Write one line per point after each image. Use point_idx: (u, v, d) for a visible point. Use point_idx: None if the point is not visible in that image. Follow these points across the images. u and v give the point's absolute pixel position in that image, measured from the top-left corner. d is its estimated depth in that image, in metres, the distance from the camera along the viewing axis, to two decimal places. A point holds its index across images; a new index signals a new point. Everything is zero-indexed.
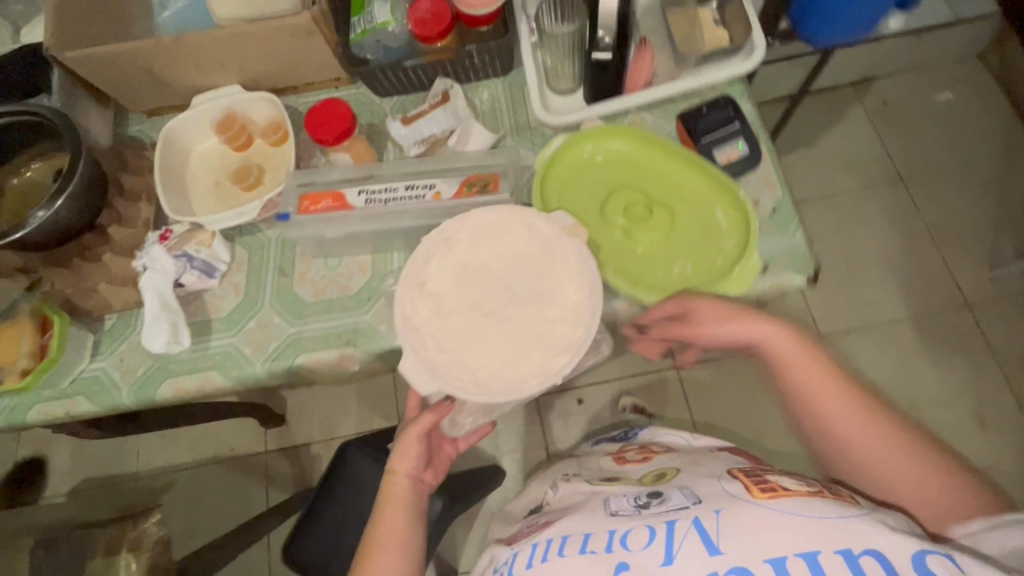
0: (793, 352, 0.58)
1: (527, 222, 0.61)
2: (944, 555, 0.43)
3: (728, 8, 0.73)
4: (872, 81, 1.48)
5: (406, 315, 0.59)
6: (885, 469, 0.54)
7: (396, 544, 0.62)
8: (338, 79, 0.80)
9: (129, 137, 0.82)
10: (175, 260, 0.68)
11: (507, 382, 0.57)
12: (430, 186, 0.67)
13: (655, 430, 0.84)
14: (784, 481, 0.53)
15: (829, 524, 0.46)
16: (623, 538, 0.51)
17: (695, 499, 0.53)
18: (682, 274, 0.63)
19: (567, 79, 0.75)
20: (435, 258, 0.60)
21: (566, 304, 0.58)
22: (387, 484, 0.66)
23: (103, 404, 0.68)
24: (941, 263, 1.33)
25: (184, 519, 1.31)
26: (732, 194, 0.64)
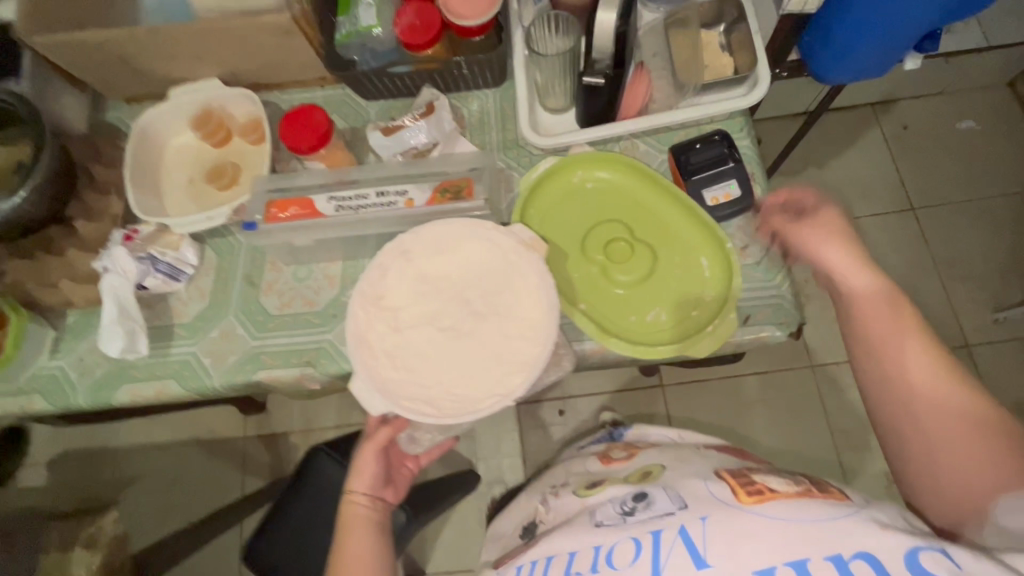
0: (878, 295, 0.52)
1: (487, 234, 0.58)
2: (938, 550, 0.38)
3: (735, 35, 0.70)
4: (893, 102, 1.40)
5: (359, 332, 0.56)
6: (944, 444, 0.46)
7: (359, 564, 0.58)
8: (322, 78, 0.76)
9: (105, 124, 0.79)
10: (138, 262, 0.66)
11: (462, 403, 0.55)
12: (402, 192, 0.64)
13: (642, 426, 0.77)
14: (772, 481, 0.49)
15: (815, 527, 0.41)
16: (609, 555, 0.47)
17: (680, 502, 0.49)
18: (654, 321, 0.60)
19: (559, 97, 0.72)
20: (392, 272, 0.57)
21: (526, 320, 0.55)
22: (346, 506, 0.63)
23: (57, 404, 0.67)
24: (946, 300, 1.26)
25: (158, 504, 1.23)
26: (718, 244, 0.61)
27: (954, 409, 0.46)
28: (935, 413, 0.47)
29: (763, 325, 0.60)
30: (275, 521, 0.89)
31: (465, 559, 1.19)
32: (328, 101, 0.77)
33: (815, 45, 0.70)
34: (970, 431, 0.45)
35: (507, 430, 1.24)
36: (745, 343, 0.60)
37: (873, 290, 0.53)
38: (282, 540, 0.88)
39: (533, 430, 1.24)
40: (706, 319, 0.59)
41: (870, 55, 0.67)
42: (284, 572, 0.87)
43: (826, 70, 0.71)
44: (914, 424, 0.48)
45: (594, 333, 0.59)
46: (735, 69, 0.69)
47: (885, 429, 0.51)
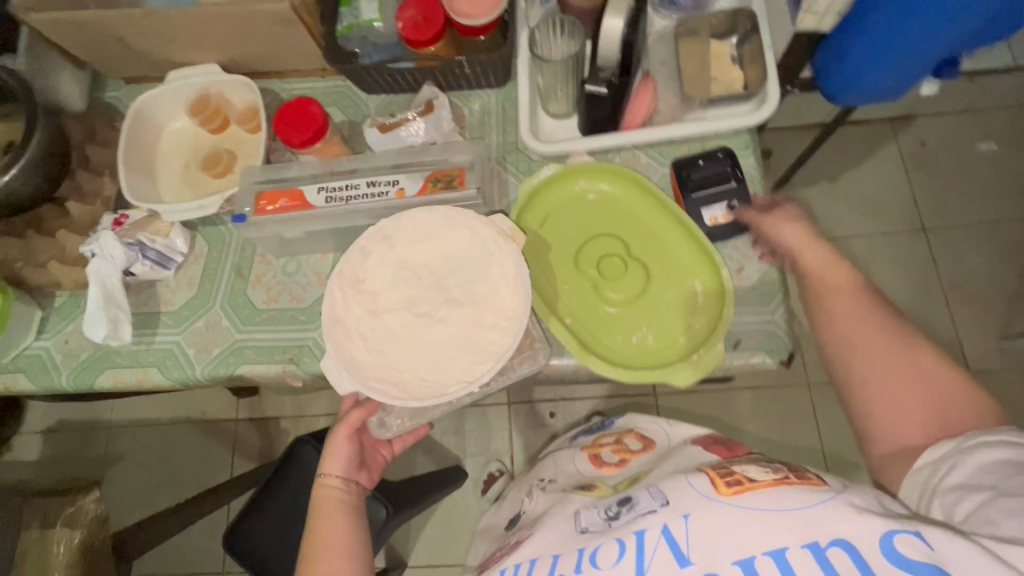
0: (827, 267, 0.56)
1: (469, 224, 0.57)
2: (912, 532, 0.36)
3: (747, 48, 0.68)
4: (912, 117, 1.35)
5: (335, 313, 0.55)
6: (900, 393, 0.49)
7: (337, 547, 0.54)
8: (324, 69, 0.75)
9: (103, 104, 0.78)
10: (126, 249, 0.65)
11: (430, 389, 0.54)
12: (392, 182, 0.62)
13: (634, 415, 0.70)
14: (749, 469, 0.44)
15: (794, 517, 0.38)
16: (593, 556, 0.43)
17: (661, 497, 0.44)
18: (640, 343, 0.59)
19: (561, 101, 0.70)
20: (372, 256, 0.57)
21: (502, 310, 0.55)
22: (318, 488, 0.59)
23: (41, 385, 0.67)
24: (950, 325, 1.23)
25: (147, 479, 1.25)
26: (716, 270, 0.60)
27: (907, 364, 0.49)
28: (893, 368, 0.49)
29: (753, 351, 0.58)
30: (255, 510, 0.89)
31: (447, 555, 1.17)
32: (328, 92, 0.76)
33: (826, 65, 0.70)
34: (922, 380, 0.49)
35: (497, 429, 1.22)
36: (734, 369, 0.59)
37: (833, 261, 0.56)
38: (260, 530, 0.88)
39: (520, 430, 1.21)
40: (694, 347, 0.58)
41: (883, 77, 0.66)
42: (260, 561, 0.87)
43: (836, 90, 0.71)
44: (874, 380, 0.50)
45: (574, 350, 0.58)
46: (745, 84, 0.67)
47: (843, 387, 0.52)
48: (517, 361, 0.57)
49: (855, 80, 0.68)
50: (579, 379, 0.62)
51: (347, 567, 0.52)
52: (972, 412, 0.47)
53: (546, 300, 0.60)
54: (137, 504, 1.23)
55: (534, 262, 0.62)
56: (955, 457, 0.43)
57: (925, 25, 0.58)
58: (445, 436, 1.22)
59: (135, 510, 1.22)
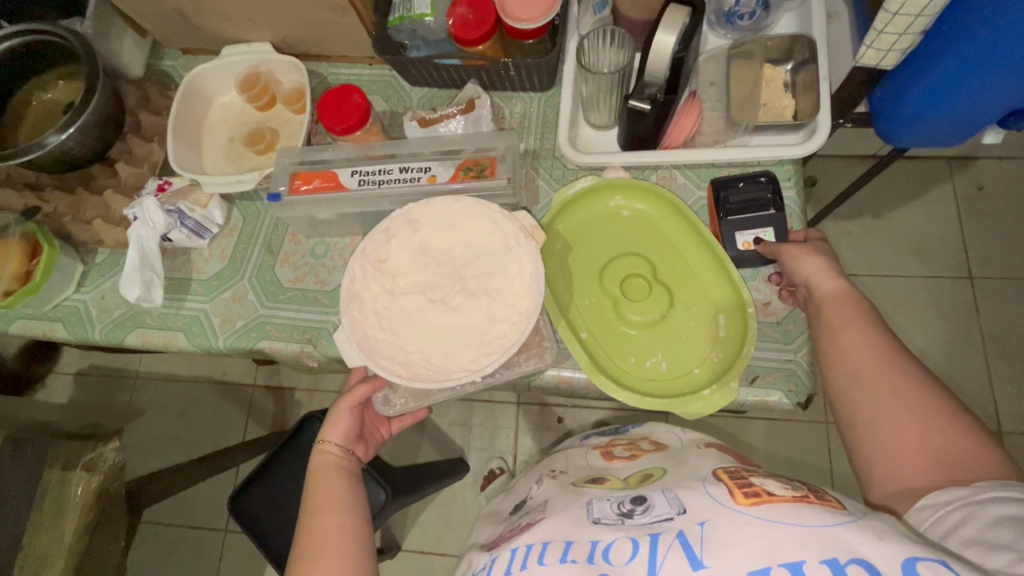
0: (843, 303, 0.53)
1: (493, 216, 0.55)
2: (936, 560, 0.34)
3: (801, 76, 0.65)
4: (972, 159, 1.29)
5: (353, 288, 0.54)
6: (905, 437, 0.45)
7: (332, 508, 0.53)
8: (372, 57, 0.76)
9: (159, 72, 0.81)
10: (166, 215, 0.67)
11: (435, 373, 0.53)
12: (425, 169, 0.63)
13: (654, 424, 0.65)
14: (769, 483, 0.43)
15: (813, 532, 0.36)
16: (605, 550, 0.40)
17: (677, 505, 0.42)
18: (652, 368, 0.58)
19: (604, 113, 0.69)
20: (396, 238, 0.56)
21: (514, 306, 0.54)
22: (315, 454, 0.58)
23: (76, 335, 0.70)
24: (985, 380, 1.18)
25: (163, 432, 1.30)
26: (743, 306, 0.59)
27: (916, 403, 0.46)
28: (896, 405, 0.47)
29: (769, 389, 0.57)
30: (261, 480, 0.91)
31: (440, 544, 1.18)
32: (373, 80, 0.77)
33: (884, 103, 0.66)
34: (930, 420, 0.45)
35: (503, 426, 1.22)
36: (747, 404, 0.58)
37: (843, 290, 0.53)
38: (263, 498, 0.91)
39: (526, 431, 1.21)
40: (708, 380, 0.57)
41: (947, 120, 0.63)
42: (259, 527, 0.89)
43: (893, 132, 0.68)
44: (876, 417, 0.47)
45: (586, 367, 0.57)
46: (795, 113, 0.65)
47: (843, 419, 0.50)
48: (522, 356, 0.57)
49: (912, 120, 0.64)
50: (588, 394, 0.62)
51: (345, 522, 0.52)
52: (986, 458, 0.43)
53: (563, 312, 0.60)
54: (153, 454, 1.28)
55: (556, 273, 0.62)
56: (965, 509, 0.40)
57: (1004, 68, 0.55)
58: (451, 428, 1.23)
59: (149, 460, 1.28)
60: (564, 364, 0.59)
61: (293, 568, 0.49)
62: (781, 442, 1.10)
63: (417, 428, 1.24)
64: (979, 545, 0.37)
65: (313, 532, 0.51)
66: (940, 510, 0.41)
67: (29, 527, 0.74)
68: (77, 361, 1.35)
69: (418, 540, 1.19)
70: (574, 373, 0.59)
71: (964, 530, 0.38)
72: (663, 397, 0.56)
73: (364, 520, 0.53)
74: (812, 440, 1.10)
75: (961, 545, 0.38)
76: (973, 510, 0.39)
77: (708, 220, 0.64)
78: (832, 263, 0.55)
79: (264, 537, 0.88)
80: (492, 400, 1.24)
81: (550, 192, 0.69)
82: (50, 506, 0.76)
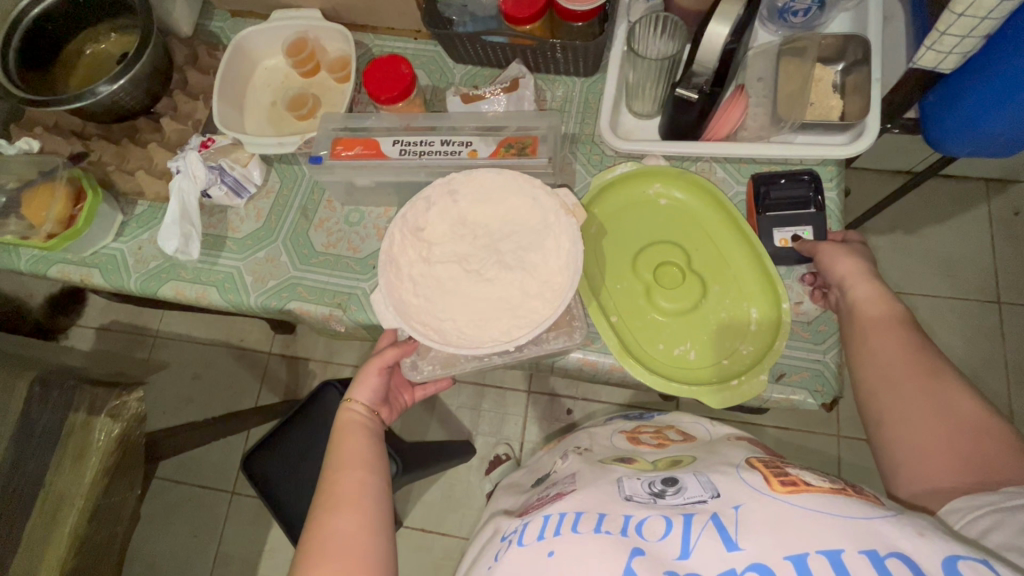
0: (878, 304, 0.53)
1: (534, 191, 0.55)
2: (978, 560, 0.34)
3: (852, 76, 0.65)
4: (1011, 182, 1.26)
5: (391, 251, 0.55)
6: (935, 440, 0.45)
7: (355, 465, 0.54)
8: (418, 31, 0.77)
9: (208, 32, 0.82)
10: (208, 171, 0.68)
11: (467, 342, 0.54)
12: (466, 143, 0.64)
13: (681, 414, 0.64)
14: (805, 474, 0.43)
15: (852, 523, 0.36)
16: (639, 525, 0.40)
17: (711, 488, 0.42)
18: (680, 356, 0.58)
19: (647, 101, 0.69)
20: (435, 207, 0.57)
21: (548, 282, 0.54)
22: (341, 411, 0.59)
23: (111, 282, 0.71)
24: (1006, 405, 1.15)
25: (179, 390, 1.32)
26: (778, 301, 0.58)
27: (945, 406, 0.46)
28: (926, 405, 0.47)
29: (796, 387, 0.57)
30: (273, 443, 0.93)
31: (442, 524, 1.19)
32: (418, 54, 0.77)
33: (937, 109, 0.65)
34: (962, 423, 0.45)
35: (513, 413, 1.23)
36: (771, 402, 0.58)
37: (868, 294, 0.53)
38: (274, 462, 0.92)
39: (535, 419, 1.22)
40: (736, 372, 0.57)
41: (1002, 128, 0.62)
42: (269, 486, 0.91)
43: (945, 138, 0.67)
44: (905, 417, 0.47)
45: (615, 350, 0.57)
46: (842, 114, 0.64)
47: (872, 421, 0.50)
48: (551, 334, 0.57)
49: (964, 125, 0.63)
50: (612, 379, 0.62)
51: (366, 479, 0.53)
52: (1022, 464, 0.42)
53: (595, 293, 0.60)
54: (168, 412, 1.31)
55: (589, 256, 0.62)
56: (995, 515, 0.39)
57: None
58: (461, 410, 1.24)
59: (165, 416, 1.30)
60: (590, 347, 0.59)
61: (314, 514, 0.51)
62: (794, 454, 1.09)
63: (427, 408, 1.25)
64: (1016, 551, 0.35)
65: (336, 487, 0.52)
66: (968, 514, 0.40)
67: (54, 467, 0.75)
68: (101, 315, 1.38)
69: (419, 519, 1.20)
70: (600, 357, 0.59)
71: (995, 536, 0.37)
72: (688, 385, 0.57)
73: (383, 479, 0.54)
74: (824, 454, 1.08)
75: (994, 548, 0.36)
76: (1004, 517, 0.38)
77: (746, 214, 0.64)
78: (870, 264, 0.55)
79: (273, 497, 0.90)
80: (503, 386, 1.24)
81: (586, 176, 0.69)
82: (75, 450, 0.76)
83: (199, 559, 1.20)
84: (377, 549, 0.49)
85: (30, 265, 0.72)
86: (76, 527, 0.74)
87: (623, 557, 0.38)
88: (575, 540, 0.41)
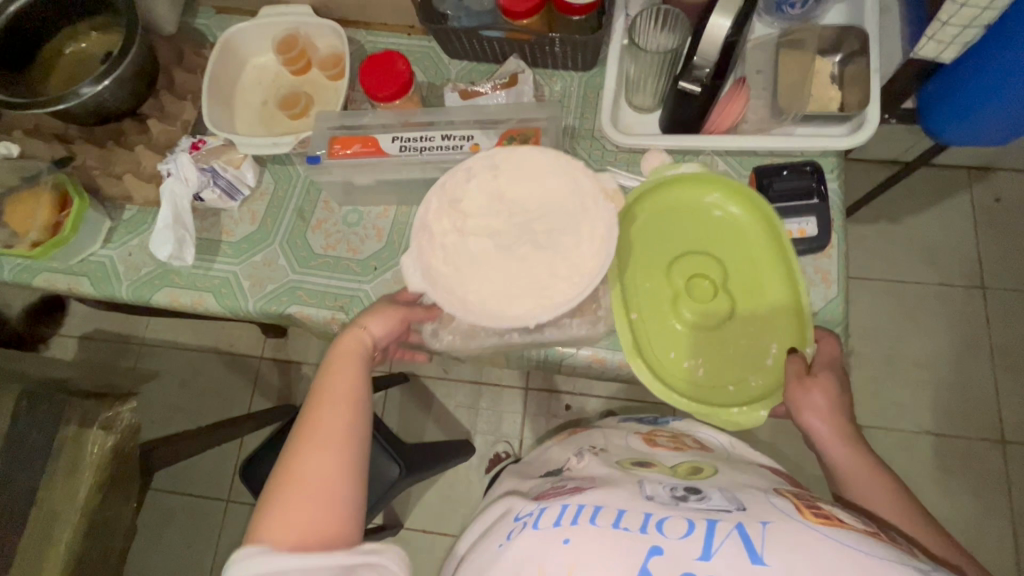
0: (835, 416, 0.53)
1: (574, 174, 0.56)
2: None
3: (850, 68, 0.65)
4: (991, 169, 1.29)
5: (427, 218, 0.56)
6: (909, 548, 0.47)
7: (344, 400, 0.52)
8: (412, 27, 0.76)
9: (193, 29, 0.79)
10: (200, 173, 0.67)
11: (490, 312, 0.54)
12: (468, 137, 0.63)
13: (695, 422, 0.66)
14: (839, 512, 0.43)
15: (882, 565, 0.36)
16: (659, 522, 0.41)
17: (737, 503, 0.43)
18: (689, 370, 0.59)
19: (646, 95, 0.69)
20: (475, 178, 0.57)
21: (578, 266, 0.54)
22: (344, 335, 0.56)
23: (101, 291, 0.69)
24: (991, 387, 1.18)
25: (168, 397, 1.29)
26: (801, 344, 0.57)
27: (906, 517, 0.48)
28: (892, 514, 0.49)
29: None
30: (272, 450, 0.91)
31: (442, 524, 1.19)
32: (411, 50, 0.76)
33: (934, 100, 0.66)
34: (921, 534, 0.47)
35: (510, 411, 1.22)
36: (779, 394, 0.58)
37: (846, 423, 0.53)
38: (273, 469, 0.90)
39: (533, 416, 1.22)
40: (738, 398, 0.57)
41: (999, 117, 0.63)
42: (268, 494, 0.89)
43: (941, 128, 0.68)
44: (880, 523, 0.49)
45: (626, 347, 0.57)
46: (841, 105, 0.65)
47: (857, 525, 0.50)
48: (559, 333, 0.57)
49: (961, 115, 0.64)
50: (619, 376, 0.62)
51: (353, 417, 0.52)
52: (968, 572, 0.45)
53: (621, 278, 0.60)
54: (158, 420, 1.28)
55: (624, 241, 0.62)
56: None
57: None
58: (458, 409, 1.24)
59: (154, 424, 1.27)
60: (599, 343, 0.60)
61: (293, 447, 0.50)
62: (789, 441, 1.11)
63: (424, 408, 1.24)
64: None
65: (321, 417, 0.51)
66: None
67: (47, 482, 0.73)
68: (83, 323, 1.33)
69: (419, 520, 1.19)
70: (609, 353, 0.60)
71: None
72: (683, 397, 0.57)
73: (369, 419, 0.53)
74: None
75: None
76: None
77: None
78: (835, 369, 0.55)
79: None
80: (500, 384, 1.24)
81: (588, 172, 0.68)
82: (65, 465, 0.74)
83: (195, 570, 1.18)
84: (351, 494, 0.48)
85: (14, 276, 0.69)
86: (72, 538, 0.73)
87: (641, 555, 0.38)
88: (595, 531, 0.40)
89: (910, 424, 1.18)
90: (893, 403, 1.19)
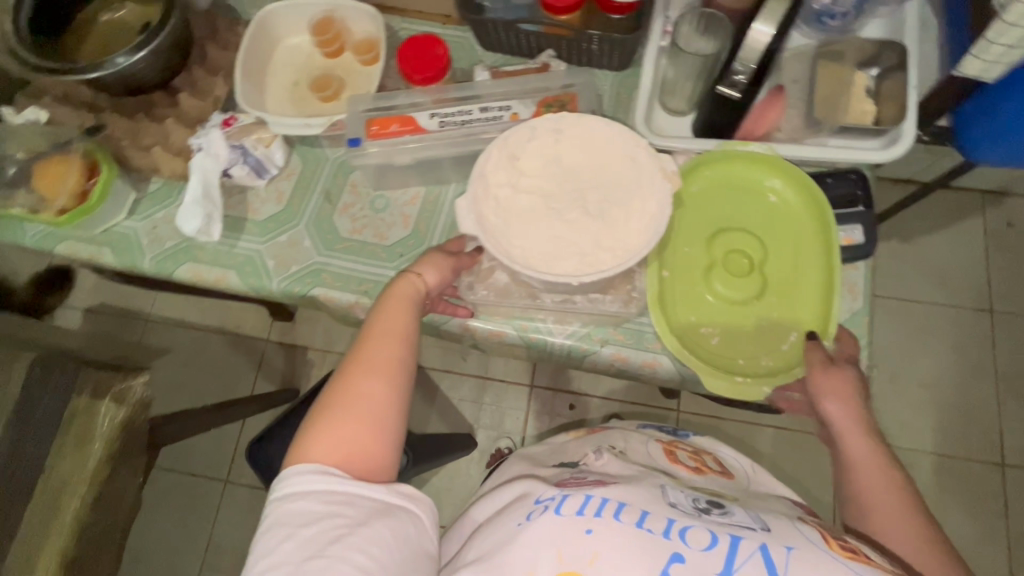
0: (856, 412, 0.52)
1: (636, 152, 0.56)
2: None
3: (887, 82, 0.65)
4: (1005, 194, 1.30)
5: (485, 168, 0.56)
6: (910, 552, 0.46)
7: (395, 338, 0.52)
8: (448, 16, 0.75)
9: (226, 6, 0.79)
10: (230, 150, 0.67)
11: (528, 263, 0.54)
12: (506, 107, 0.64)
13: (715, 441, 0.66)
14: (865, 547, 0.43)
15: None
16: (683, 530, 0.41)
17: (762, 523, 0.43)
18: (702, 336, 0.59)
19: (681, 99, 0.69)
20: (537, 139, 0.57)
21: (623, 241, 0.54)
22: (400, 278, 0.55)
23: (123, 262, 0.68)
24: (993, 410, 1.19)
25: (172, 374, 1.28)
26: (822, 334, 0.58)
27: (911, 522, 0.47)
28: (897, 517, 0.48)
29: None
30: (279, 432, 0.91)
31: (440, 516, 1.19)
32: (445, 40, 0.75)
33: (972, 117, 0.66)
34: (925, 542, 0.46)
35: (513, 408, 1.22)
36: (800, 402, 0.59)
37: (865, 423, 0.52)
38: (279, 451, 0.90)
39: (536, 414, 1.22)
40: (747, 370, 0.57)
41: None
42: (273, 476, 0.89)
43: (976, 146, 0.68)
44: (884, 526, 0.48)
45: (650, 296, 0.59)
46: (876, 118, 0.65)
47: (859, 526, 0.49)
48: None
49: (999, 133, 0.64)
50: (641, 376, 0.62)
51: (402, 356, 0.51)
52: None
53: (661, 247, 0.61)
54: (160, 397, 1.27)
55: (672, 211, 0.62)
56: None
57: None
58: (463, 402, 1.24)
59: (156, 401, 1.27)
60: (623, 343, 0.60)
61: (342, 371, 0.50)
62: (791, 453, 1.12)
63: (428, 400, 1.24)
64: None
65: (371, 350, 0.51)
66: None
67: (55, 449, 0.73)
68: (90, 296, 1.33)
69: None
70: (633, 353, 0.60)
71: None
72: (694, 359, 0.57)
73: (415, 362, 0.52)
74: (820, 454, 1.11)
75: None
76: None
77: None
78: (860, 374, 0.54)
79: None
80: (505, 380, 1.24)
81: None
82: (76, 436, 0.73)
83: (191, 549, 1.17)
84: (388, 430, 0.48)
85: (36, 242, 0.69)
86: (76, 513, 0.72)
87: (663, 560, 0.39)
88: (619, 528, 0.41)
89: (911, 441, 1.18)
90: (896, 420, 1.19)
